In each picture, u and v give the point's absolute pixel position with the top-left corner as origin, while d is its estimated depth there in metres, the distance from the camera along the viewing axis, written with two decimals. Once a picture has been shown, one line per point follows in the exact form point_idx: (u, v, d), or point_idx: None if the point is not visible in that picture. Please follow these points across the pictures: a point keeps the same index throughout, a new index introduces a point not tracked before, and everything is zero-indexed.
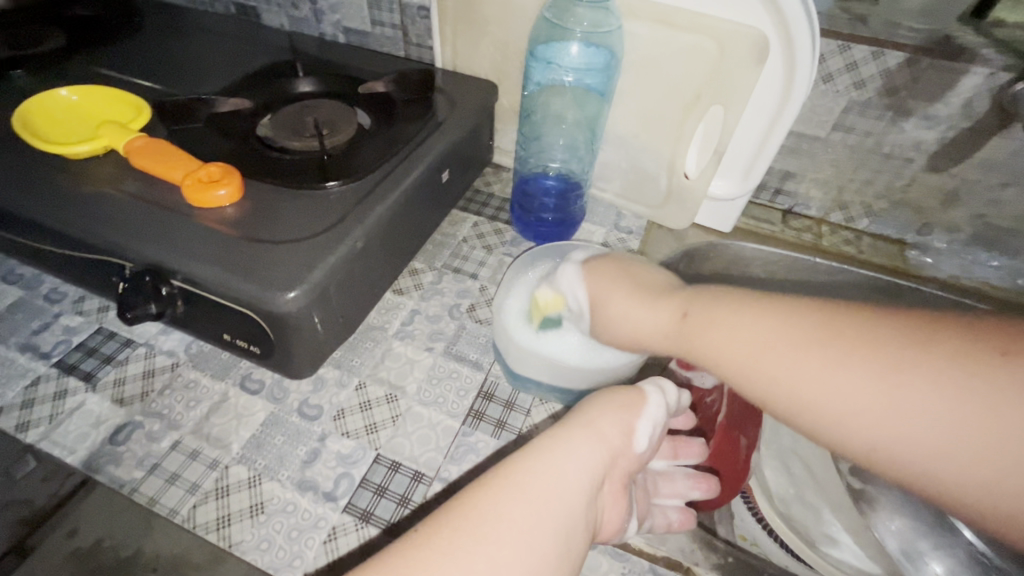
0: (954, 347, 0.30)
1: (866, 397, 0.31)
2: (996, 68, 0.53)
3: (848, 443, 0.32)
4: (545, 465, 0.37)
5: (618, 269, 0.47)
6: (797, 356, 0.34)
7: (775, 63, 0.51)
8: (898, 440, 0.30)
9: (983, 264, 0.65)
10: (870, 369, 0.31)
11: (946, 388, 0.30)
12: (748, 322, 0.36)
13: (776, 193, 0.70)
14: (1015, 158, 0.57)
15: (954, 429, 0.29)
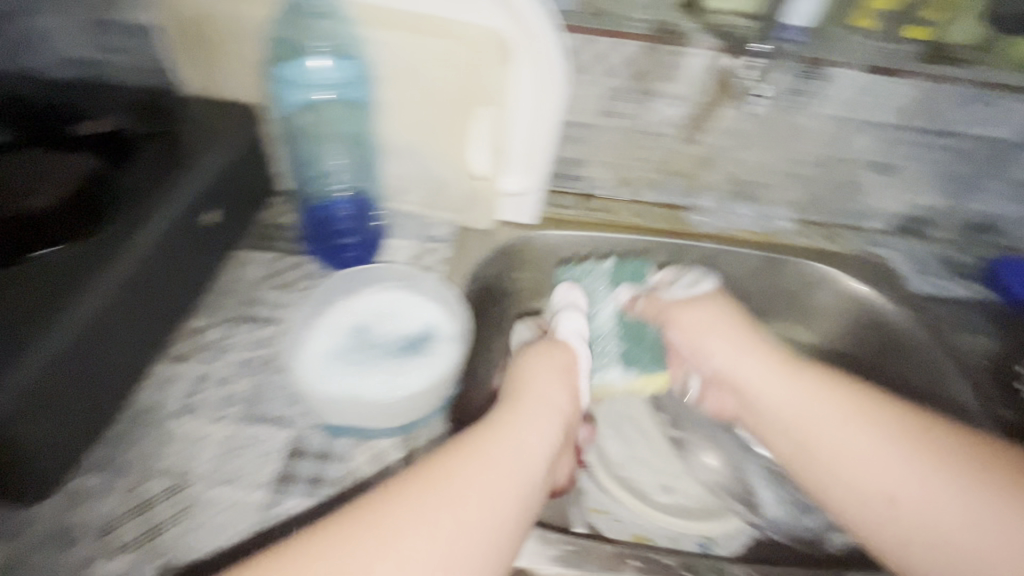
0: (927, 447, 0.46)
1: (886, 474, 0.46)
2: (712, 49, 0.60)
3: (778, 447, 0.53)
4: (503, 432, 0.42)
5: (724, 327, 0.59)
6: (851, 429, 0.49)
7: (522, 60, 0.53)
8: (892, 501, 0.45)
9: (740, 214, 0.76)
10: (898, 455, 0.46)
11: (927, 480, 0.44)
12: (751, 363, 0.56)
13: (570, 178, 0.74)
14: (744, 124, 0.66)
15: (841, 468, 0.48)
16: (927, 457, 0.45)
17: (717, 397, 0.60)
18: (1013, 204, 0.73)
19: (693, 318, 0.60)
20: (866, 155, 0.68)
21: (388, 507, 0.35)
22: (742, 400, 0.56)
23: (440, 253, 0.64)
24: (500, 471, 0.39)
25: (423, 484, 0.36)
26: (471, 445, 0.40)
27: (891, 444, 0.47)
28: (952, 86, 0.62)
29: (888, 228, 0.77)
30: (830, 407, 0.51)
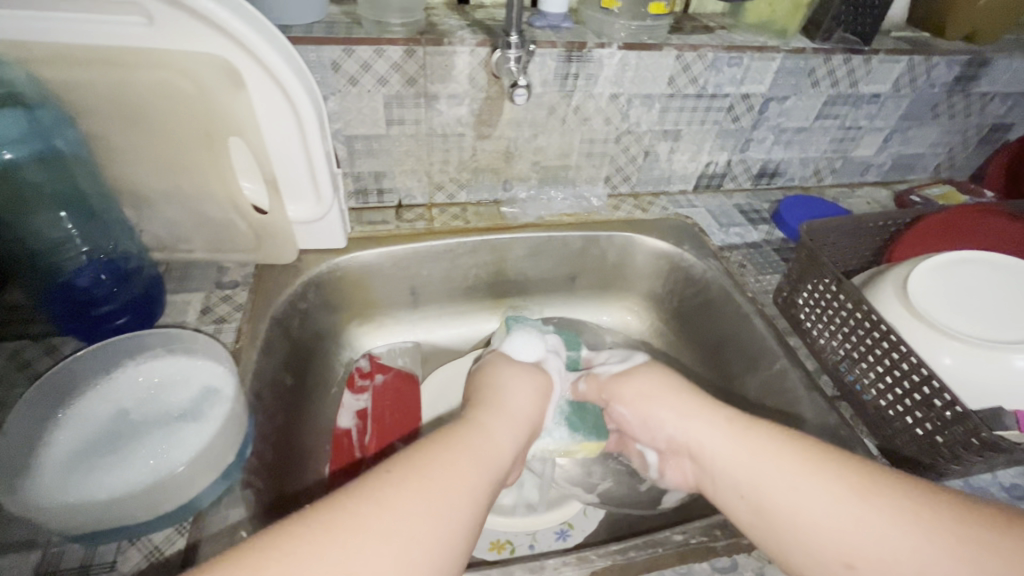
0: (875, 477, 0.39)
1: (814, 507, 0.39)
2: (473, 44, 0.60)
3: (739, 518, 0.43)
4: (466, 436, 0.44)
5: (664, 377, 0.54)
6: (777, 460, 0.42)
7: (255, 80, 0.48)
8: (815, 530, 0.38)
9: (556, 198, 0.77)
10: (826, 490, 0.39)
11: (867, 509, 0.37)
12: (717, 434, 0.46)
13: (380, 193, 0.72)
14: (528, 113, 0.68)
15: (790, 517, 0.39)
16: (871, 497, 0.37)
17: (676, 466, 0.51)
18: (783, 149, 0.81)
19: (635, 390, 0.54)
20: (649, 125, 0.73)
21: (351, 510, 0.34)
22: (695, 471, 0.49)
23: (238, 299, 0.59)
24: (465, 468, 0.40)
25: (392, 485, 0.36)
26: (439, 447, 0.41)
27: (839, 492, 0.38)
28: (702, 52, 0.66)
29: (690, 187, 0.83)
30: (753, 442, 0.44)
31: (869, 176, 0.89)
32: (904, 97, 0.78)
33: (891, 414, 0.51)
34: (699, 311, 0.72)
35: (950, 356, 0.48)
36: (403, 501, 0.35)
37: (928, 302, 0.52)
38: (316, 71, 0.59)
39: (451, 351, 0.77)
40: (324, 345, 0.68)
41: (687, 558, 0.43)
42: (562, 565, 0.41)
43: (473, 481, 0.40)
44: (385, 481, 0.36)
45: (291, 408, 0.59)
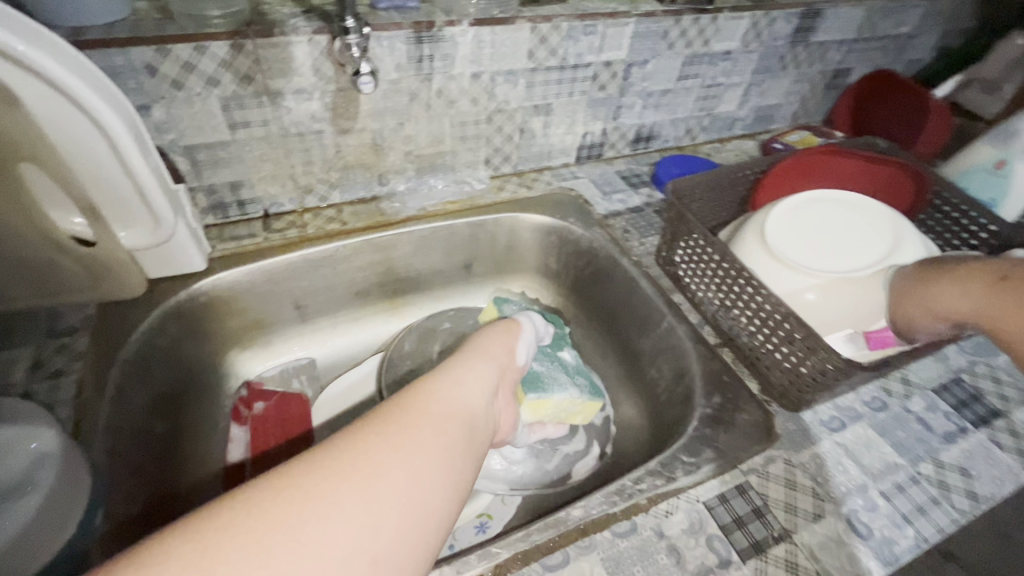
0: None
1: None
2: (309, 33, 0.55)
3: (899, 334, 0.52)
4: (452, 387, 0.44)
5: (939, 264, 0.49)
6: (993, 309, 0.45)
7: (34, 94, 0.41)
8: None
9: (438, 187, 0.75)
10: None
11: None
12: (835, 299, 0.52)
13: (241, 204, 0.66)
14: (388, 101, 0.64)
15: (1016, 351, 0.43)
16: None
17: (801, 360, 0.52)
18: (653, 112, 0.83)
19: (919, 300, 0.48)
20: (518, 102, 0.72)
21: (337, 459, 0.34)
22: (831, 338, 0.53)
23: (76, 346, 0.52)
24: (452, 419, 0.41)
25: (380, 438, 0.36)
26: (425, 400, 0.41)
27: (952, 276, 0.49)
28: (556, 22, 0.65)
29: (572, 159, 0.83)
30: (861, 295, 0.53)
31: (736, 130, 0.94)
32: (753, 52, 0.82)
33: (763, 352, 0.54)
34: (592, 281, 0.73)
35: (811, 291, 0.52)
36: (388, 450, 0.36)
37: (777, 250, 0.54)
38: (128, 76, 0.52)
39: (351, 360, 0.73)
40: (200, 379, 0.62)
41: (590, 531, 0.43)
42: (464, 565, 0.40)
43: (458, 439, 0.40)
44: (370, 431, 0.36)
45: (160, 456, 0.53)
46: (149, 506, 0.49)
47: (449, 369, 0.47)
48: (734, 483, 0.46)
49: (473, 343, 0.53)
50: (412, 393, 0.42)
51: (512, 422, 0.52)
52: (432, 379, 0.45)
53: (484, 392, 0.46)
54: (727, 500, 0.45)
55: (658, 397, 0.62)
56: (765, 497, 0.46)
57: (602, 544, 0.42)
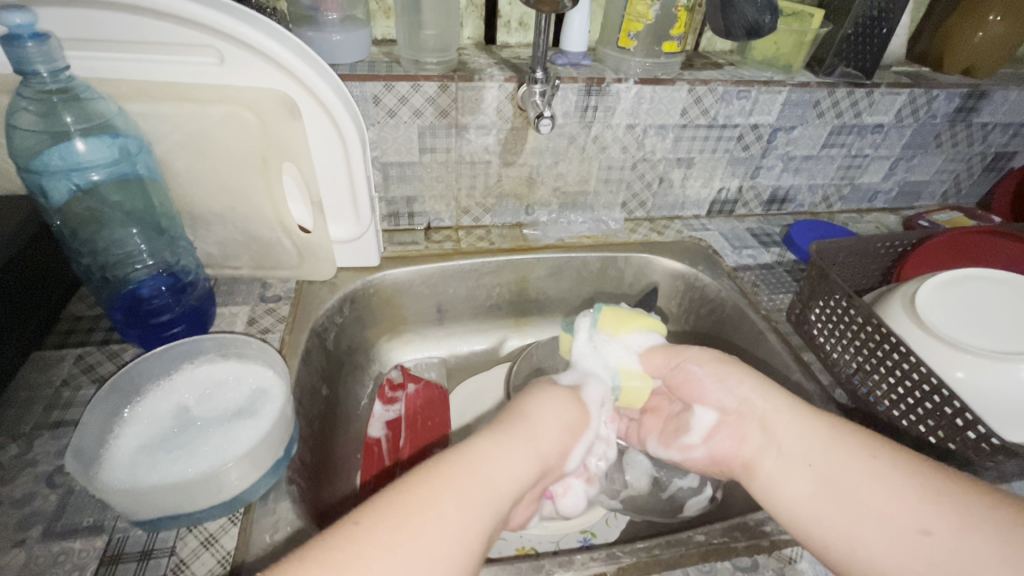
0: (883, 505, 0.39)
1: (872, 503, 0.40)
2: (501, 80, 0.65)
3: (789, 488, 0.44)
4: (473, 470, 0.39)
5: (820, 451, 0.44)
6: (835, 485, 0.42)
7: (309, 110, 0.54)
8: (854, 535, 0.39)
9: (576, 222, 0.82)
10: (880, 498, 0.39)
11: (887, 507, 0.39)
12: (730, 376, 0.52)
13: (411, 216, 0.77)
14: (550, 142, 0.73)
15: (836, 525, 0.40)
16: (904, 490, 0.39)
17: (732, 431, 0.50)
18: (791, 176, 0.85)
19: (790, 451, 0.45)
20: (663, 153, 0.77)
21: (384, 515, 0.35)
22: (758, 439, 0.48)
23: (279, 311, 0.63)
24: (467, 510, 0.37)
25: (401, 509, 0.35)
26: (439, 485, 0.37)
27: (915, 490, 0.39)
28: (712, 86, 0.71)
29: (703, 212, 0.87)
30: (797, 426, 0.46)
31: (876, 203, 0.92)
32: (906, 127, 0.82)
33: (903, 423, 0.53)
34: (714, 328, 0.75)
35: (961, 369, 0.50)
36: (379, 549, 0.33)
37: (936, 331, 0.53)
38: (359, 104, 0.65)
39: (474, 367, 0.80)
40: (356, 358, 0.72)
41: (710, 557, 0.44)
42: (591, 559, 0.43)
43: (482, 516, 0.37)
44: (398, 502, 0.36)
45: (325, 415, 0.62)
46: (317, 453, 0.58)
47: (484, 438, 0.43)
48: None
49: (525, 405, 0.48)
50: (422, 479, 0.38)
51: (523, 517, 0.47)
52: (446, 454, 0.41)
53: (510, 468, 0.41)
54: None
55: None
56: None
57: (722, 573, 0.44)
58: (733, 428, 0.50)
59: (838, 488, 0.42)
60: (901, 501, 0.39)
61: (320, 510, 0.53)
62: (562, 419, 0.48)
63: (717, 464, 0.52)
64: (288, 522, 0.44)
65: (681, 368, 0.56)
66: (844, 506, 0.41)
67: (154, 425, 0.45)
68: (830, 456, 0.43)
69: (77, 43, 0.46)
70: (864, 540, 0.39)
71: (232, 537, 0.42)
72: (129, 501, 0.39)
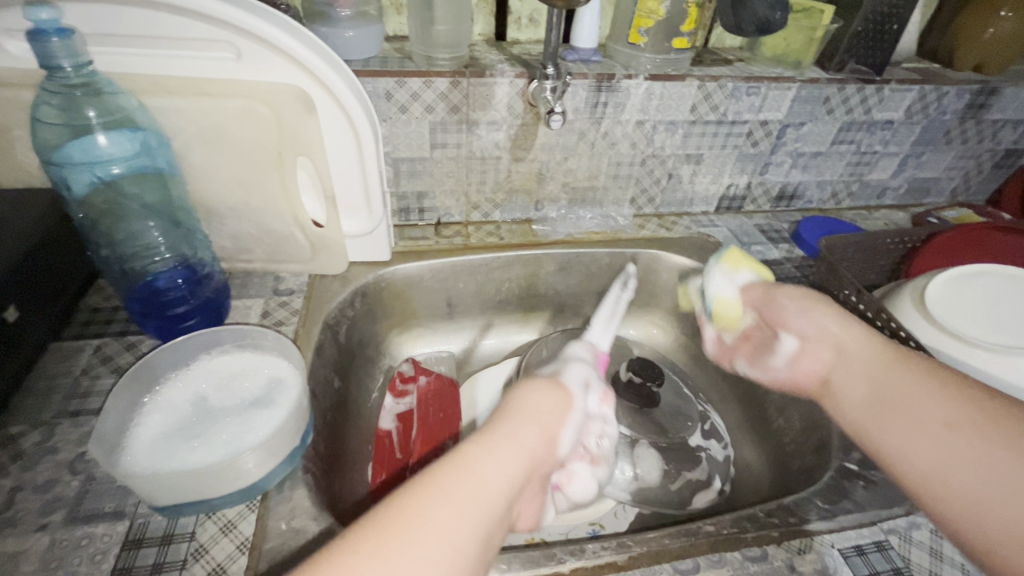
0: (935, 435, 0.39)
1: (930, 440, 0.40)
2: (512, 76, 0.66)
3: (851, 396, 0.47)
4: (460, 476, 0.35)
5: (885, 373, 0.45)
6: (892, 419, 0.43)
7: (324, 106, 0.55)
8: (906, 464, 0.41)
9: (584, 217, 0.82)
10: (933, 435, 0.40)
11: (944, 444, 0.39)
12: (815, 310, 0.51)
13: (421, 211, 0.78)
14: (560, 138, 0.73)
15: (896, 453, 0.42)
16: (975, 428, 0.38)
17: (815, 354, 0.51)
18: (800, 172, 0.85)
19: (855, 372, 0.47)
20: (672, 149, 0.78)
21: (376, 530, 0.31)
22: (836, 360, 0.49)
23: (292, 305, 0.64)
24: (457, 515, 0.32)
25: (397, 516, 0.32)
26: (423, 492, 0.33)
27: (973, 412, 0.39)
28: (722, 82, 0.71)
29: (711, 209, 0.87)
30: (863, 366, 0.46)
31: (885, 200, 0.92)
32: (916, 123, 0.82)
33: None
34: None
35: (970, 364, 0.51)
36: (359, 560, 0.29)
37: (945, 327, 0.53)
38: (371, 99, 0.65)
39: (483, 361, 0.81)
40: (367, 351, 0.73)
41: (719, 547, 0.45)
42: (601, 548, 0.44)
43: (474, 522, 0.33)
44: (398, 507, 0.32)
45: (337, 407, 0.63)
46: (330, 444, 0.58)
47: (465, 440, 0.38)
48: (872, 538, 0.46)
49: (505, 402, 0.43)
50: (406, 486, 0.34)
51: (529, 516, 0.40)
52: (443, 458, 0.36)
53: (496, 466, 0.36)
54: (865, 552, 0.45)
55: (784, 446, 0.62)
56: (908, 560, 0.45)
57: (731, 563, 0.44)
58: (815, 353, 0.51)
59: (901, 413, 0.42)
60: (964, 435, 0.38)
61: (333, 500, 0.54)
62: (542, 406, 0.42)
63: (797, 383, 0.53)
64: (304, 509, 0.45)
65: (772, 300, 0.55)
66: (896, 428, 0.42)
67: (172, 414, 0.46)
68: (896, 380, 0.44)
69: (98, 38, 0.47)
70: (911, 447, 0.41)
71: (249, 524, 0.43)
72: (150, 487, 0.40)
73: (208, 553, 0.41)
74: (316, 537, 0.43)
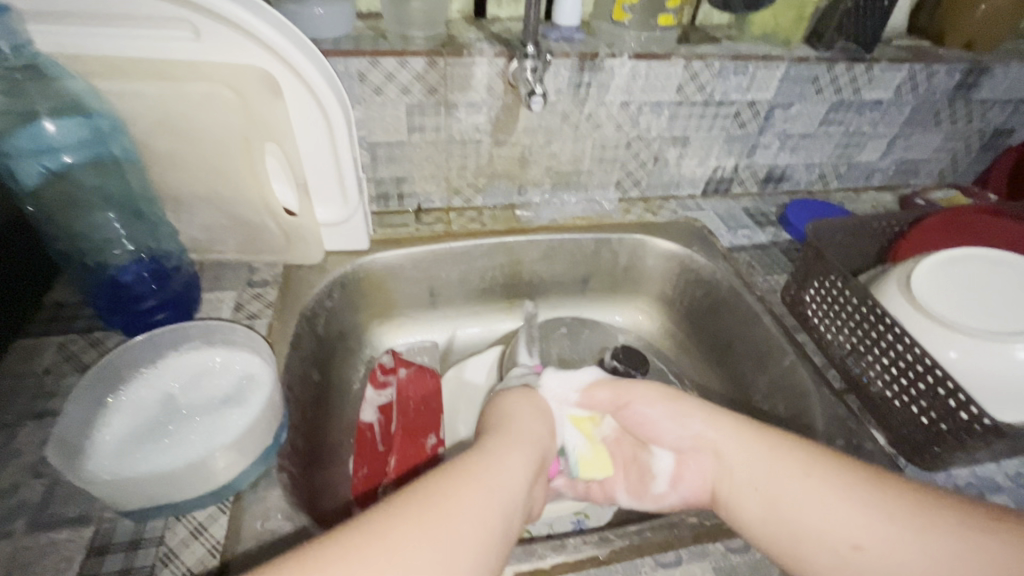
0: (834, 516, 0.38)
1: (833, 520, 0.38)
2: (492, 55, 0.63)
3: (748, 515, 0.42)
4: (488, 468, 0.40)
5: (762, 454, 0.43)
6: (784, 492, 0.41)
7: (291, 89, 0.52)
8: (808, 543, 0.38)
9: (568, 202, 0.80)
10: (834, 508, 0.38)
11: (847, 520, 0.37)
12: (680, 408, 0.48)
13: (401, 198, 0.75)
14: (543, 120, 0.71)
15: (799, 532, 0.39)
16: (873, 509, 0.37)
17: (695, 466, 0.47)
18: (788, 154, 0.83)
19: (725, 465, 0.45)
20: (658, 132, 0.76)
21: (417, 505, 0.35)
22: (715, 468, 0.46)
23: (267, 297, 0.62)
24: (476, 506, 0.36)
25: (432, 492, 0.36)
26: (450, 488, 0.36)
27: (870, 512, 0.37)
28: (709, 61, 0.69)
29: (698, 191, 0.86)
30: (749, 450, 0.44)
31: (873, 181, 0.91)
32: (906, 103, 0.80)
33: (896, 404, 0.53)
34: (709, 309, 0.74)
35: (953, 349, 0.50)
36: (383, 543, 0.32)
37: (929, 311, 0.52)
38: (344, 81, 0.62)
39: (468, 351, 0.79)
40: (348, 342, 0.71)
41: (702, 539, 0.44)
42: (582, 543, 0.43)
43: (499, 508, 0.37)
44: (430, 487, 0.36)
45: (318, 401, 0.62)
46: (310, 439, 0.57)
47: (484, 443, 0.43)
48: None
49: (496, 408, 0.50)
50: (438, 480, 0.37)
51: (540, 501, 0.46)
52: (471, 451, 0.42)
53: (516, 460, 0.42)
54: None
55: None
56: None
57: (714, 555, 0.44)
58: (697, 462, 0.47)
59: (779, 502, 0.41)
60: (868, 521, 0.37)
61: (312, 497, 0.53)
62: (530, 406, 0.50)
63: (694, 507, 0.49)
64: (280, 510, 0.44)
65: (628, 408, 0.51)
66: (783, 520, 0.40)
67: (139, 413, 0.44)
68: (769, 455, 0.43)
69: (43, 17, 0.44)
70: (805, 525, 0.39)
71: (223, 526, 0.42)
72: (115, 492, 0.39)
73: (180, 558, 0.40)
74: (293, 538, 0.42)
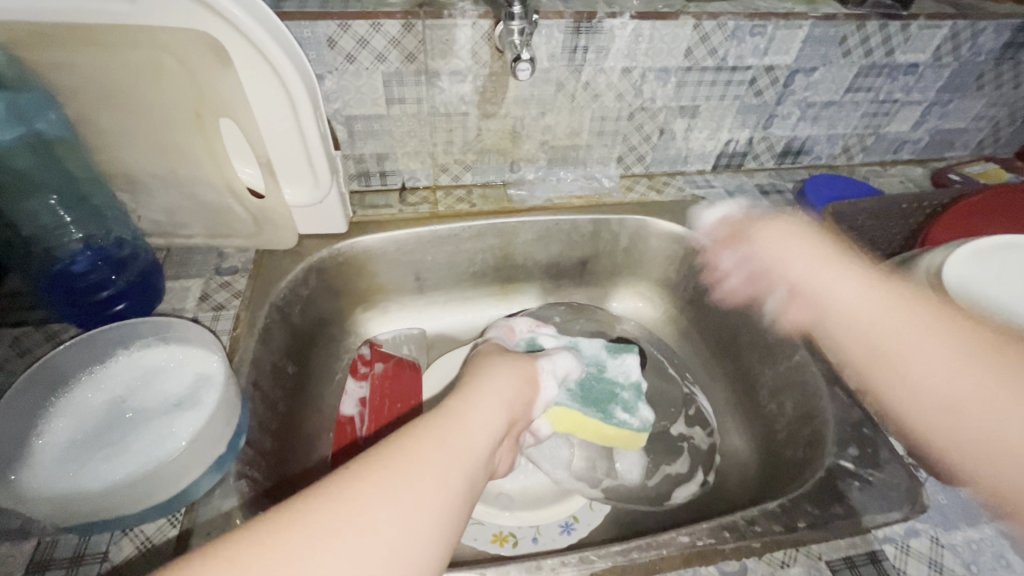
0: (928, 335, 0.48)
1: (936, 356, 0.47)
2: (475, 16, 0.56)
3: (847, 352, 0.54)
4: (455, 435, 0.37)
5: (879, 291, 0.53)
6: (892, 326, 0.51)
7: (243, 55, 0.46)
8: (910, 373, 0.49)
9: (564, 179, 0.74)
10: (938, 341, 0.47)
11: (942, 348, 0.46)
12: (796, 246, 0.61)
13: (383, 175, 0.70)
14: (535, 89, 0.64)
15: (898, 357, 0.50)
16: (982, 353, 0.45)
17: (798, 307, 0.59)
18: (809, 125, 0.76)
19: (829, 279, 0.57)
20: (664, 101, 0.69)
21: (372, 477, 0.31)
22: (819, 308, 0.57)
23: (235, 285, 0.58)
24: (452, 461, 0.34)
25: (383, 462, 0.32)
26: (429, 437, 0.35)
27: (966, 343, 0.45)
28: (722, 20, 0.61)
29: (708, 166, 0.79)
30: (858, 285, 0.55)
31: (903, 154, 0.83)
32: (945, 66, 0.71)
33: (918, 411, 0.48)
34: (715, 297, 0.69)
35: (983, 349, 0.45)
36: (373, 495, 0.30)
37: (960, 307, 0.47)
38: (311, 48, 0.56)
39: (457, 338, 0.75)
40: (328, 331, 0.67)
41: (693, 561, 0.41)
42: (561, 565, 0.40)
43: (461, 480, 0.34)
44: (391, 456, 0.33)
45: (292, 395, 0.58)
46: (282, 438, 0.54)
47: (456, 405, 0.40)
48: (864, 549, 0.42)
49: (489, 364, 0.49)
50: (416, 427, 0.36)
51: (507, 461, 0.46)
52: (438, 413, 0.39)
53: (485, 428, 0.40)
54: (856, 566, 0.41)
55: (775, 436, 0.58)
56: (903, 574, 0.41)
57: None
58: (799, 307, 0.59)
59: (889, 330, 0.51)
60: (967, 350, 0.45)
61: (284, 501, 0.50)
62: (516, 367, 0.49)
63: (794, 333, 0.58)
64: (235, 523, 0.41)
65: (748, 252, 0.65)
66: (882, 348, 0.51)
67: (84, 419, 0.41)
68: (884, 291, 0.53)
69: None
70: (911, 346, 0.49)
71: (171, 541, 0.39)
72: (52, 512, 0.36)
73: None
74: None
